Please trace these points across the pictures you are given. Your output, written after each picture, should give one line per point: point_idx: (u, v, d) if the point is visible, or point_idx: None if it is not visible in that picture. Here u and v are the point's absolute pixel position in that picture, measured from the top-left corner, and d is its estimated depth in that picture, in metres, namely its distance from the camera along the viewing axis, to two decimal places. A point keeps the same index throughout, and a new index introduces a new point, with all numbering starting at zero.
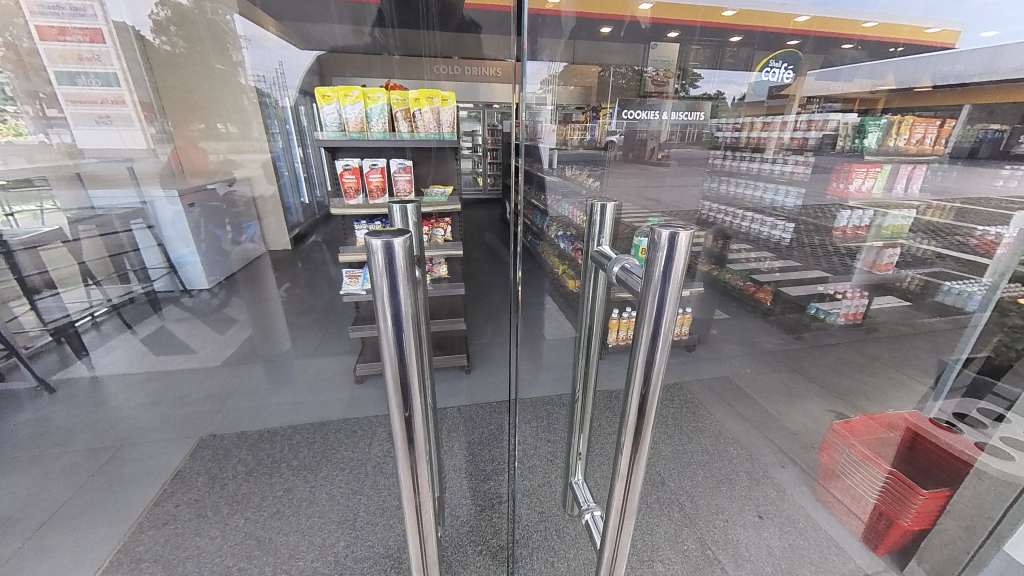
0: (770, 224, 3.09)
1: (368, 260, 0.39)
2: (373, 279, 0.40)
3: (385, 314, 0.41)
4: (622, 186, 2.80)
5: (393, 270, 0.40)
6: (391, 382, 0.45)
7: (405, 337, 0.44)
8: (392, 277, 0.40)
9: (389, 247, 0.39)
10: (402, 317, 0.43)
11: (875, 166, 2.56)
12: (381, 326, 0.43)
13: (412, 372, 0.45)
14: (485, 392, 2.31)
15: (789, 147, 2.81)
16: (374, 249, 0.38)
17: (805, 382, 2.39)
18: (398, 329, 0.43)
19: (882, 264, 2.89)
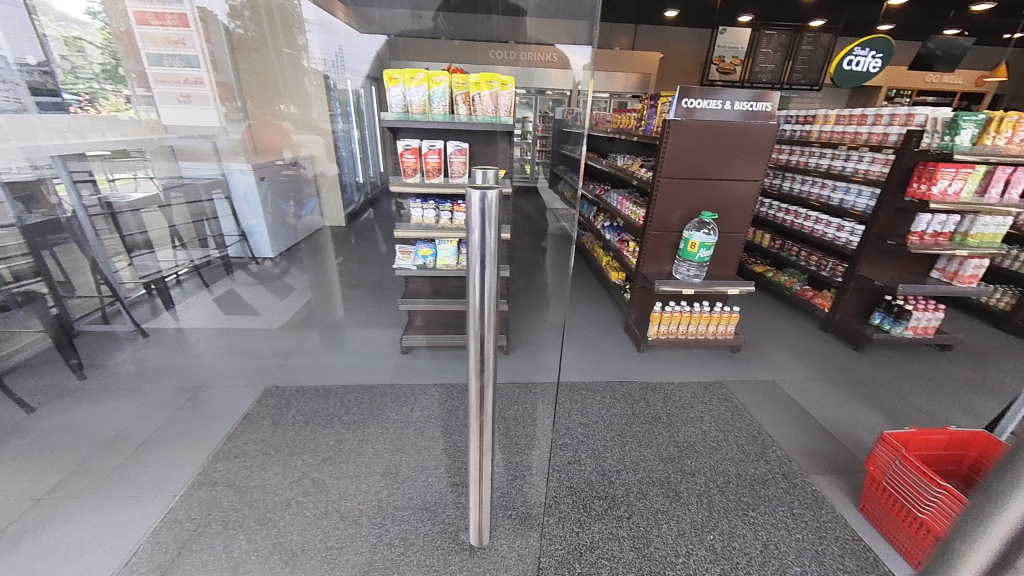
0: (838, 227, 2.92)
1: (469, 202, 0.65)
2: (473, 230, 0.66)
3: (475, 251, 0.68)
4: (671, 195, 2.45)
5: (485, 214, 0.65)
6: (476, 295, 0.72)
7: (486, 274, 0.70)
8: (483, 225, 0.66)
9: (483, 198, 0.64)
10: (485, 251, 0.68)
11: (967, 167, 2.24)
12: (472, 251, 0.69)
13: (488, 298, 0.72)
14: (521, 375, 2.36)
15: (869, 144, 2.68)
16: (474, 207, 0.65)
17: (862, 398, 2.25)
18: (483, 268, 0.69)
19: (965, 277, 2.53)
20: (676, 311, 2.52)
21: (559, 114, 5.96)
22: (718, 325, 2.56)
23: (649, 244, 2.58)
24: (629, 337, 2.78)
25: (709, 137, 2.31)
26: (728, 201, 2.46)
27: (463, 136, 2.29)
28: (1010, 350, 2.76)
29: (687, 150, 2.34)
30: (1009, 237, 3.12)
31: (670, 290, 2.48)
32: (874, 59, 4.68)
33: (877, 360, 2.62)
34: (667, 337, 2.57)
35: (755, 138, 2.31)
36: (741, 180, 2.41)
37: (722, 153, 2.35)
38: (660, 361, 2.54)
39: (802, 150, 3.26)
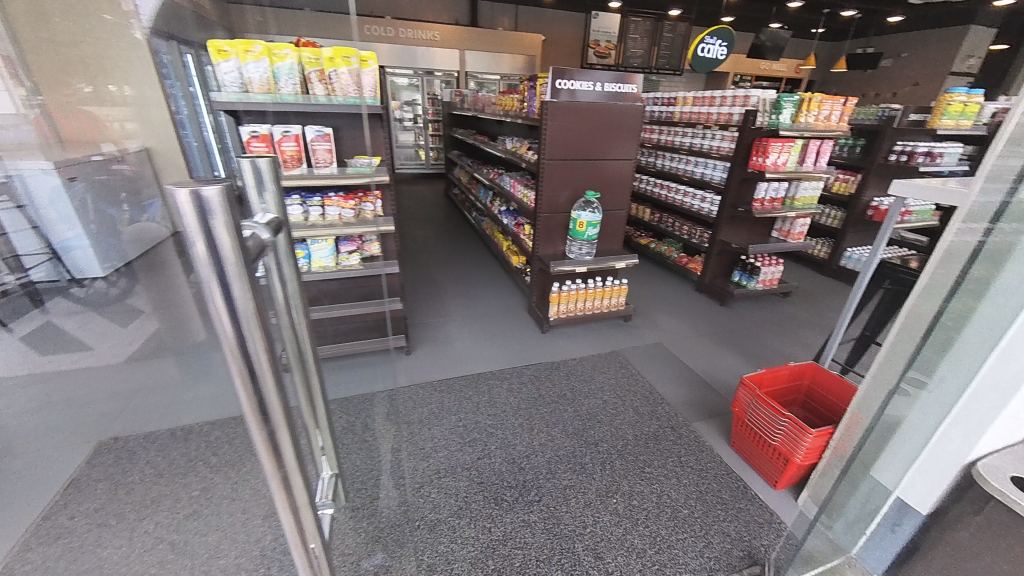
0: (701, 198, 3.27)
1: (171, 207, 0.36)
2: (191, 243, 0.38)
3: (201, 276, 0.39)
4: (555, 176, 2.48)
5: (210, 221, 0.38)
6: (232, 351, 0.44)
7: (238, 308, 0.42)
8: (209, 233, 0.39)
9: (199, 195, 0.37)
10: (229, 279, 0.41)
11: (789, 142, 2.67)
12: (201, 280, 0.40)
13: (253, 339, 0.43)
14: (424, 374, 2.22)
15: (719, 123, 3.01)
16: (179, 201, 0.36)
17: (729, 347, 2.58)
18: (229, 299, 0.41)
19: (795, 234, 3.02)
20: (572, 289, 2.58)
21: (448, 96, 5.77)
22: (611, 298, 2.69)
23: (541, 226, 2.60)
24: (532, 320, 2.80)
25: (586, 117, 2.37)
26: (609, 180, 2.59)
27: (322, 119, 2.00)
28: (829, 291, 3.40)
29: (567, 131, 2.37)
30: (823, 198, 3.82)
31: (563, 270, 2.53)
32: (720, 46, 5.33)
33: (739, 313, 3.02)
34: (567, 315, 2.63)
35: (626, 119, 2.44)
36: (617, 159, 2.55)
37: (599, 134, 2.44)
38: (562, 339, 2.60)
39: (669, 130, 3.58)
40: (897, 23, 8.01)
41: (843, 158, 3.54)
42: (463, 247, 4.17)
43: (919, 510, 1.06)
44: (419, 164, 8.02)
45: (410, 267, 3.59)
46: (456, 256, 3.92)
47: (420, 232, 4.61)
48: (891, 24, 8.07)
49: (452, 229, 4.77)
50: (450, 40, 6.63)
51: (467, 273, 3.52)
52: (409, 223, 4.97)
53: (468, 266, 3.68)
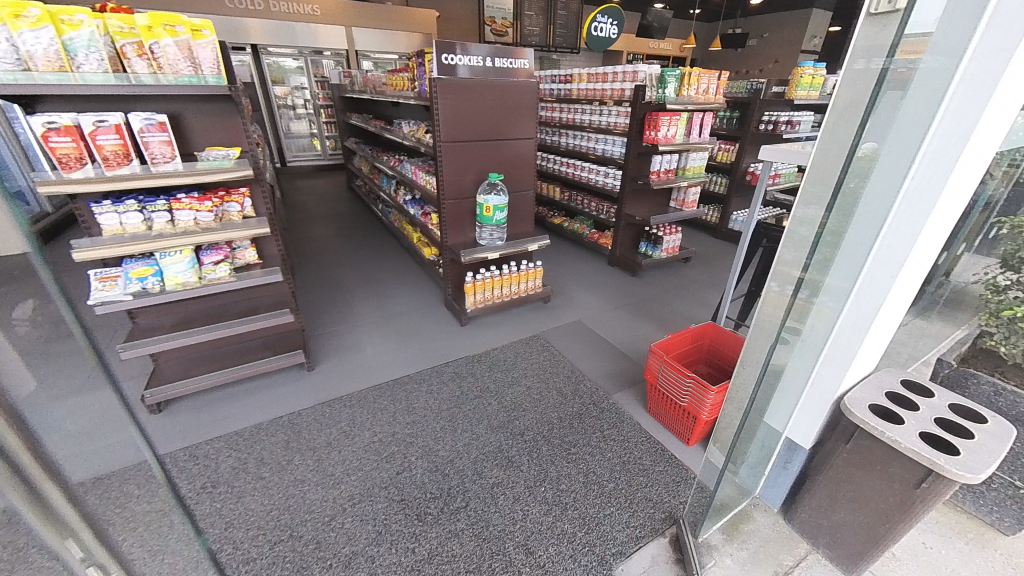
0: (605, 174, 3.34)
1: None
2: None
3: None
4: (457, 159, 2.33)
5: None
6: None
7: None
8: None
9: None
10: None
11: (676, 115, 2.80)
12: None
13: None
14: (331, 390, 1.99)
15: (614, 99, 3.08)
16: None
17: (641, 316, 2.70)
18: None
19: (688, 202, 3.23)
20: (487, 277, 2.47)
21: (337, 77, 5.25)
22: (527, 282, 2.62)
23: (447, 213, 2.43)
24: (450, 312, 2.66)
25: (479, 94, 2.25)
26: (512, 159, 2.50)
27: (149, 103, 1.60)
28: (721, 252, 3.73)
29: (461, 110, 2.23)
30: (710, 167, 4.16)
31: (476, 257, 2.42)
32: (611, 25, 5.49)
33: (648, 281, 3.18)
34: (486, 304, 2.52)
35: (520, 96, 2.37)
36: (518, 137, 2.47)
37: (496, 112, 2.34)
38: (483, 329, 2.51)
39: (568, 108, 3.60)
40: (757, 7, 8.99)
41: (723, 129, 3.86)
42: (371, 243, 3.85)
43: (803, 446, 1.27)
44: (316, 154, 7.29)
45: (310, 271, 3.22)
46: (363, 254, 3.60)
47: (321, 230, 4.17)
48: (752, 7, 9.03)
49: (358, 224, 4.38)
50: (332, 15, 6.06)
51: (377, 271, 3.25)
52: (308, 221, 4.48)
53: (378, 263, 3.40)
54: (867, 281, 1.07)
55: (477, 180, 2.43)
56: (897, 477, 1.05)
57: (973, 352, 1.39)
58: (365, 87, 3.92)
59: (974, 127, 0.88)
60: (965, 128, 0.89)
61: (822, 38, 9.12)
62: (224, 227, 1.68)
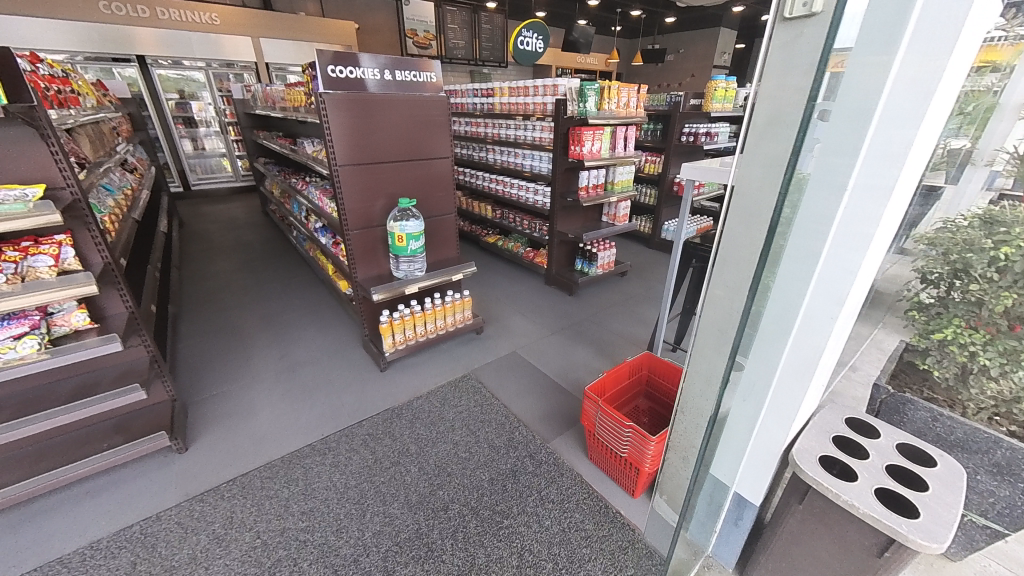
0: (534, 191, 3.20)
1: None
2: None
3: None
4: (362, 182, 2.04)
5: None
6: None
7: None
8: None
9: None
10: None
11: (599, 129, 2.71)
12: None
13: None
14: (206, 477, 1.58)
15: (536, 113, 2.95)
16: None
17: (580, 341, 2.54)
18: None
19: (620, 216, 3.14)
20: (407, 313, 2.17)
21: (239, 92, 4.71)
22: (455, 314, 2.36)
23: (354, 245, 2.13)
24: (369, 355, 2.33)
25: (379, 110, 1.98)
26: (426, 180, 2.25)
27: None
28: (656, 262, 3.72)
29: (359, 128, 1.95)
30: (639, 179, 4.18)
31: (391, 293, 2.12)
32: (536, 39, 5.47)
33: (587, 299, 3.05)
34: (407, 344, 2.22)
35: (428, 111, 2.13)
36: (430, 156, 2.23)
37: (401, 129, 2.07)
38: (406, 373, 2.20)
39: (493, 123, 3.42)
40: (673, 24, 9.56)
41: (649, 141, 3.89)
42: (283, 277, 3.40)
43: (753, 501, 1.11)
44: (228, 176, 6.56)
45: (201, 316, 2.72)
46: (272, 290, 3.14)
47: (223, 265, 3.63)
48: (668, 25, 9.61)
49: (269, 254, 3.88)
50: (236, 24, 5.51)
51: (285, 311, 2.83)
52: (209, 254, 3.90)
53: (287, 301, 2.97)
54: (807, 321, 0.91)
55: (387, 205, 2.16)
56: (856, 542, 0.92)
57: (901, 366, 1.35)
58: (267, 103, 3.53)
59: (910, 146, 0.74)
60: (900, 146, 0.75)
61: (730, 54, 9.91)
62: (20, 289, 1.24)
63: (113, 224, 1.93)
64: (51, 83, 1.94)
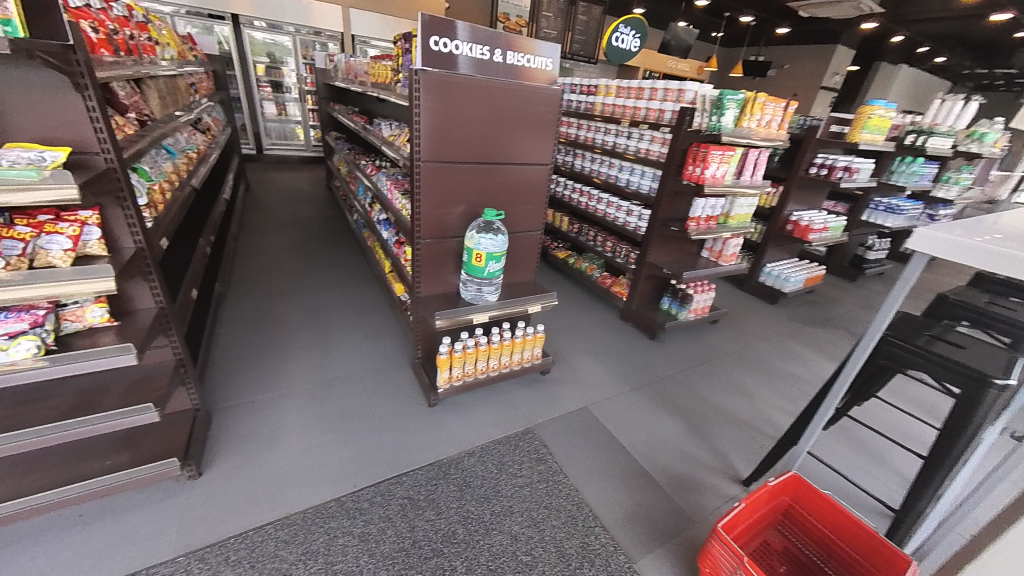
0: (627, 211, 2.75)
1: None
2: None
3: None
4: (445, 184, 1.69)
5: None
6: None
7: None
8: None
9: None
10: None
11: (729, 150, 2.19)
12: None
13: None
14: (212, 526, 1.29)
15: (648, 120, 2.49)
16: None
17: (666, 404, 2.06)
18: None
19: (727, 256, 2.59)
20: (470, 346, 1.79)
21: (322, 61, 4.56)
22: (523, 351, 1.97)
23: (421, 256, 1.77)
24: (417, 383, 1.99)
25: (478, 99, 1.60)
26: (515, 189, 1.86)
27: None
28: (752, 311, 3.15)
29: (452, 118, 1.59)
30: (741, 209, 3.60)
31: (455, 321, 1.74)
32: (633, 38, 4.87)
33: (672, 348, 2.56)
34: (464, 381, 1.86)
35: (534, 106, 1.73)
36: (526, 162, 1.83)
37: (498, 124, 1.69)
38: (457, 416, 1.84)
39: (588, 125, 3.06)
40: (782, 36, 8.58)
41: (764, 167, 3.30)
42: (335, 264, 3.16)
43: None
44: (298, 144, 6.55)
45: (246, 301, 2.51)
46: (322, 280, 2.90)
47: (278, 242, 3.45)
48: (777, 36, 8.68)
49: (325, 236, 3.68)
50: None
51: (332, 307, 2.56)
52: (267, 227, 3.76)
53: (336, 295, 2.72)
54: None
55: (468, 214, 1.80)
56: None
57: None
58: (349, 76, 3.31)
59: None
60: None
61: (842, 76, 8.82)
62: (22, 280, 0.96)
63: (164, 195, 1.69)
64: (123, 27, 1.70)
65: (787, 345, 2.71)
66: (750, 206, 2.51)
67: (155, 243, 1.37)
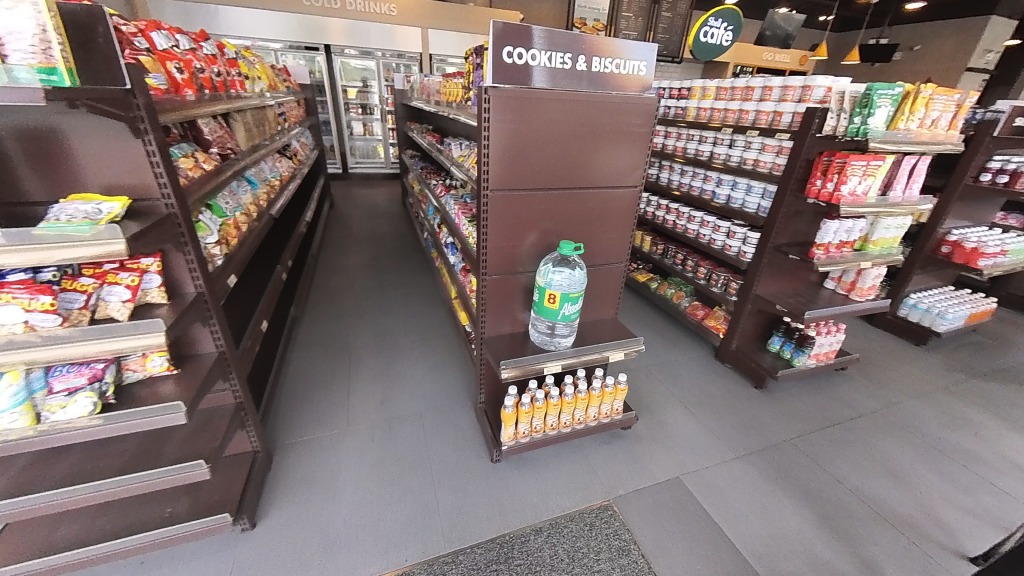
0: (728, 232, 2.32)
1: None
2: None
3: None
4: (516, 212, 1.47)
5: None
6: None
7: None
8: None
9: None
10: None
11: (877, 159, 1.70)
12: None
13: None
14: None
15: (759, 126, 2.07)
16: None
17: (785, 482, 1.62)
18: None
19: (864, 290, 2.05)
20: (539, 400, 1.55)
21: (400, 82, 4.69)
22: (602, 405, 1.68)
23: (487, 292, 1.58)
24: (480, 431, 1.79)
25: (557, 115, 1.37)
26: (596, 214, 1.59)
27: None
28: (893, 355, 2.50)
29: (528, 137, 1.37)
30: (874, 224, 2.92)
31: (523, 371, 1.51)
32: (723, 30, 4.27)
33: (787, 401, 2.08)
34: (532, 438, 1.62)
35: (622, 118, 1.46)
36: (610, 184, 1.56)
37: (580, 141, 1.44)
38: (524, 477, 1.60)
39: (677, 133, 2.68)
40: (915, 11, 7.22)
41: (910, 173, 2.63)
42: (404, 285, 3.12)
43: None
44: (379, 162, 6.88)
45: (318, 324, 2.54)
46: (391, 301, 2.86)
47: (354, 260, 3.53)
48: (905, 13, 7.36)
49: (397, 253, 3.70)
50: (409, 15, 5.57)
51: (397, 333, 2.49)
52: (345, 244, 3.88)
53: (403, 319, 2.65)
54: None
55: (541, 244, 1.56)
56: None
57: None
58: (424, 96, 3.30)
59: None
60: None
61: (999, 53, 7.16)
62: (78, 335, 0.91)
63: (240, 228, 1.70)
64: (210, 65, 1.74)
65: (951, 406, 2.08)
66: (898, 227, 1.97)
67: (220, 283, 1.33)
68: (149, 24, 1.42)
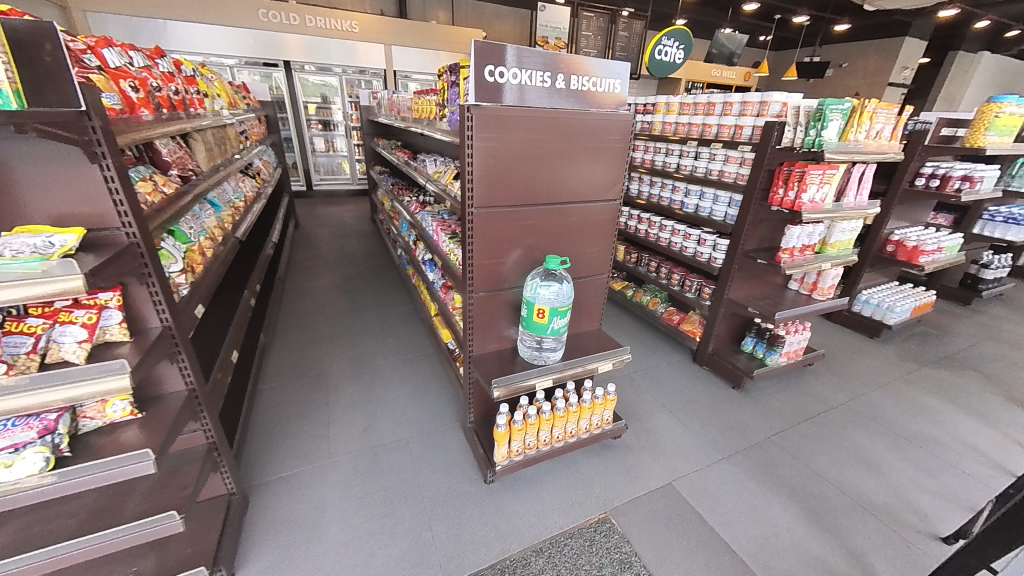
0: (698, 240, 2.41)
1: None
2: None
3: None
4: (500, 228, 1.46)
5: None
6: None
7: None
8: None
9: None
10: None
11: (832, 168, 1.83)
12: None
13: None
14: None
15: (722, 139, 2.17)
16: None
17: (770, 480, 1.67)
18: None
19: (825, 289, 2.18)
20: (531, 416, 1.53)
21: (365, 98, 4.62)
22: (592, 416, 1.68)
23: (474, 310, 1.55)
24: (471, 453, 1.74)
25: (536, 133, 1.38)
26: (578, 229, 1.61)
27: None
28: (853, 349, 2.66)
29: (510, 154, 1.38)
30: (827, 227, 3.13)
31: (512, 389, 1.48)
32: (676, 49, 4.50)
33: (763, 400, 2.16)
34: (525, 455, 1.59)
35: (598, 135, 1.49)
36: (590, 199, 1.58)
37: (559, 157, 1.46)
38: (520, 497, 1.56)
39: (645, 146, 2.77)
40: (842, 32, 7.94)
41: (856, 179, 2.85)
42: (379, 305, 3.02)
43: None
44: (344, 178, 6.70)
45: (290, 351, 2.40)
46: (367, 322, 2.76)
47: (324, 281, 3.39)
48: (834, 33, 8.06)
49: (370, 272, 3.60)
50: (371, 33, 5.54)
51: (376, 356, 2.40)
52: (314, 265, 3.74)
53: (381, 341, 2.56)
54: None
55: (525, 260, 1.56)
56: None
57: None
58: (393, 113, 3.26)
59: None
60: None
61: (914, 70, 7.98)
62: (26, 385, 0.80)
63: (204, 254, 1.59)
64: (166, 83, 1.65)
65: (908, 394, 2.23)
66: (852, 229, 2.11)
67: (187, 315, 1.23)
68: (99, 41, 1.32)
